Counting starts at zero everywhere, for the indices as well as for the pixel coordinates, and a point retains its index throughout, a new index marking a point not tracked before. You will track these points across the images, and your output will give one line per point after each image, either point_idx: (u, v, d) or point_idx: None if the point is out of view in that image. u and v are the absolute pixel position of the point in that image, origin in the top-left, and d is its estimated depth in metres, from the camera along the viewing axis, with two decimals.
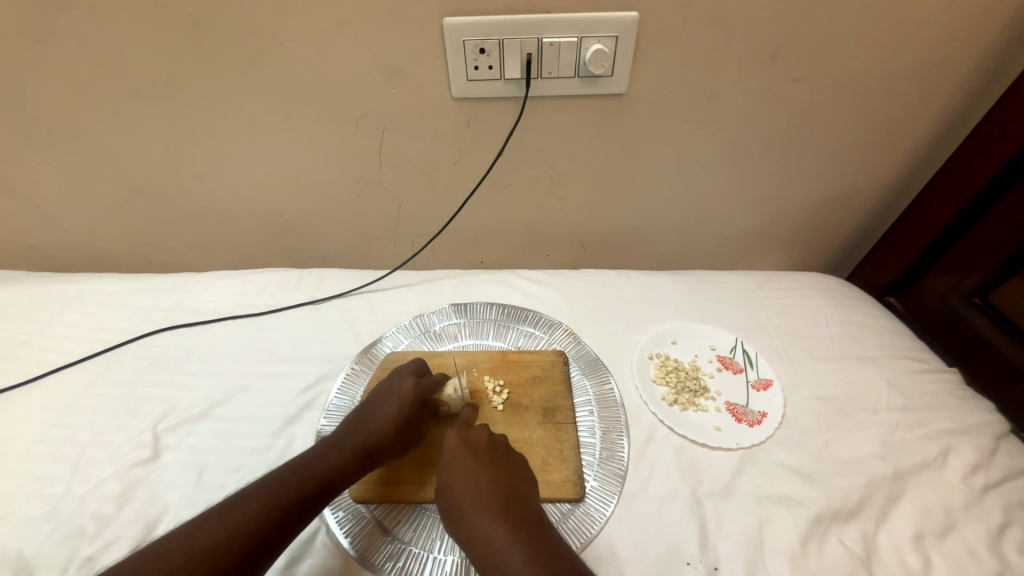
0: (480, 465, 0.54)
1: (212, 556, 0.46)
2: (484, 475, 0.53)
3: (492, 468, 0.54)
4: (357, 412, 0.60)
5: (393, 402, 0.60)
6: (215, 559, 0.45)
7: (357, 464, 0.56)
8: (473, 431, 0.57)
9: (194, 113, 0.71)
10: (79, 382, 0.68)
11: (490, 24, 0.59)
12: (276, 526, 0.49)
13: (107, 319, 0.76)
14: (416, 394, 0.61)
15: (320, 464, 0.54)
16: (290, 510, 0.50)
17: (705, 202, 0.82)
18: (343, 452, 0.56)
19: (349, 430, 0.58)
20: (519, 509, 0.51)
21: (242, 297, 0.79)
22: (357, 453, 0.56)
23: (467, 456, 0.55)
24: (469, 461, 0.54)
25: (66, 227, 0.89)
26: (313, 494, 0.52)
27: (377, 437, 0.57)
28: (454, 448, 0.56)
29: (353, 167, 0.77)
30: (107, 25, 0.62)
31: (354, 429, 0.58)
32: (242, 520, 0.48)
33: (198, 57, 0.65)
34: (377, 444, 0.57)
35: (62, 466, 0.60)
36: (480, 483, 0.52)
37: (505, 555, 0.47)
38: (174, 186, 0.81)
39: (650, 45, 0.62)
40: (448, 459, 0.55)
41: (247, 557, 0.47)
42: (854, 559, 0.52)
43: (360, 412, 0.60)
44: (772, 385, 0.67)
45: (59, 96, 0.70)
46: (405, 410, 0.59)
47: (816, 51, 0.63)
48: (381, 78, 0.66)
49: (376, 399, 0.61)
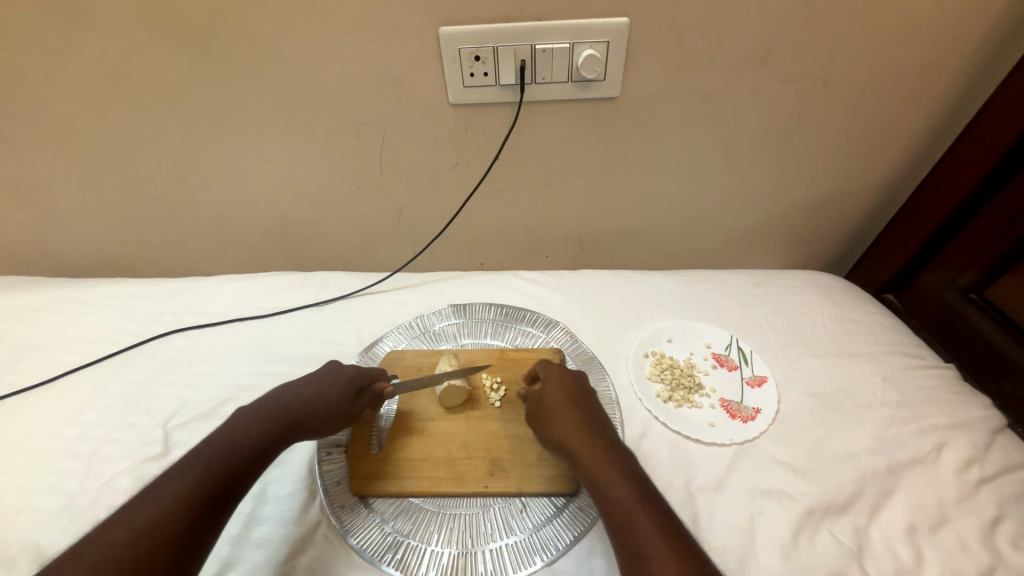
0: (561, 382, 0.62)
1: (146, 536, 0.43)
2: (563, 387, 0.61)
3: (568, 388, 0.61)
4: (286, 387, 0.60)
5: (324, 383, 0.60)
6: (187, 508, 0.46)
7: (282, 430, 0.56)
8: (580, 394, 0.60)
9: (201, 122, 0.74)
10: (94, 383, 0.71)
11: (485, 33, 0.61)
12: (229, 482, 0.49)
13: (119, 322, 0.79)
14: (357, 375, 0.62)
15: (240, 451, 0.52)
16: (227, 482, 0.49)
17: (700, 201, 0.83)
18: (269, 415, 0.56)
19: (277, 400, 0.58)
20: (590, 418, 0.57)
21: (248, 300, 0.82)
22: (283, 421, 0.56)
23: (556, 375, 0.63)
24: (557, 379, 0.62)
25: (82, 235, 0.92)
26: (239, 479, 0.51)
27: (308, 409, 0.58)
28: (558, 410, 0.58)
29: (355, 173, 0.79)
30: (120, 38, 0.65)
31: (281, 397, 0.59)
32: (174, 496, 0.46)
33: (206, 68, 0.67)
34: (308, 420, 0.58)
35: (79, 462, 0.62)
36: (562, 395, 0.60)
37: (580, 449, 0.54)
38: (183, 192, 0.84)
39: (640, 50, 0.64)
40: (552, 422, 0.57)
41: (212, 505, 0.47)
42: (843, 551, 0.52)
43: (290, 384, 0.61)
44: (766, 381, 0.68)
45: (75, 107, 0.73)
46: (335, 387, 0.60)
47: (805, 51, 0.64)
48: (381, 87, 0.68)
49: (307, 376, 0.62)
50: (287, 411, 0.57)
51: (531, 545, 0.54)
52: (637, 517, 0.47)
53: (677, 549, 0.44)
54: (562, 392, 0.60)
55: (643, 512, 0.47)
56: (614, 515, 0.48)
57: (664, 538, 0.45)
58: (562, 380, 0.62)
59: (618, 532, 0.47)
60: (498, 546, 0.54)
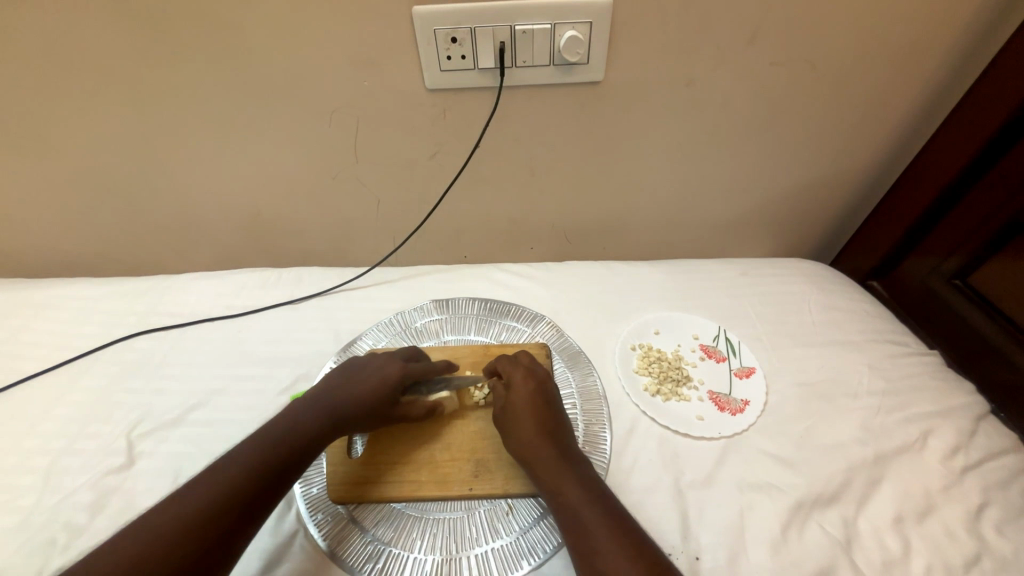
0: (526, 379, 0.59)
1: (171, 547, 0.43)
2: (528, 386, 0.58)
3: (535, 387, 0.58)
4: (328, 384, 0.57)
5: (372, 382, 0.57)
6: (213, 518, 0.45)
7: (327, 430, 0.54)
8: (547, 392, 0.58)
9: (159, 111, 0.69)
10: (49, 391, 0.67)
11: (461, 13, 0.58)
12: (262, 491, 0.48)
13: (79, 325, 0.75)
14: (402, 378, 0.59)
15: (259, 460, 0.50)
16: (260, 490, 0.48)
17: (686, 190, 0.81)
18: (314, 420, 0.54)
19: (322, 399, 0.56)
20: (552, 419, 0.56)
21: (218, 299, 0.78)
22: (327, 422, 0.54)
23: (521, 371, 0.60)
24: (521, 375, 0.60)
25: (38, 233, 0.87)
26: (267, 488, 0.49)
27: (352, 409, 0.55)
28: (521, 410, 0.56)
29: (328, 164, 0.75)
30: (63, 21, 0.60)
31: (325, 396, 0.56)
32: (204, 503, 0.46)
33: (160, 53, 0.62)
34: (352, 421, 0.55)
35: (34, 476, 0.58)
36: (526, 393, 0.58)
37: (539, 451, 0.53)
38: (144, 186, 0.79)
39: (624, 32, 0.61)
40: (514, 421, 0.56)
41: (243, 512, 0.47)
42: (833, 544, 0.51)
43: (333, 380, 0.58)
44: (755, 372, 0.67)
45: (18, 96, 0.67)
46: (381, 387, 0.57)
47: (794, 33, 0.62)
48: (352, 71, 0.64)
49: (351, 372, 0.59)
50: (331, 413, 0.55)
51: (517, 549, 0.53)
52: (587, 514, 0.48)
53: (635, 553, 0.45)
54: (527, 391, 0.58)
55: (607, 516, 0.48)
56: (573, 519, 0.48)
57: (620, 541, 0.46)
58: (528, 378, 0.59)
59: (576, 537, 0.47)
60: (484, 550, 0.53)
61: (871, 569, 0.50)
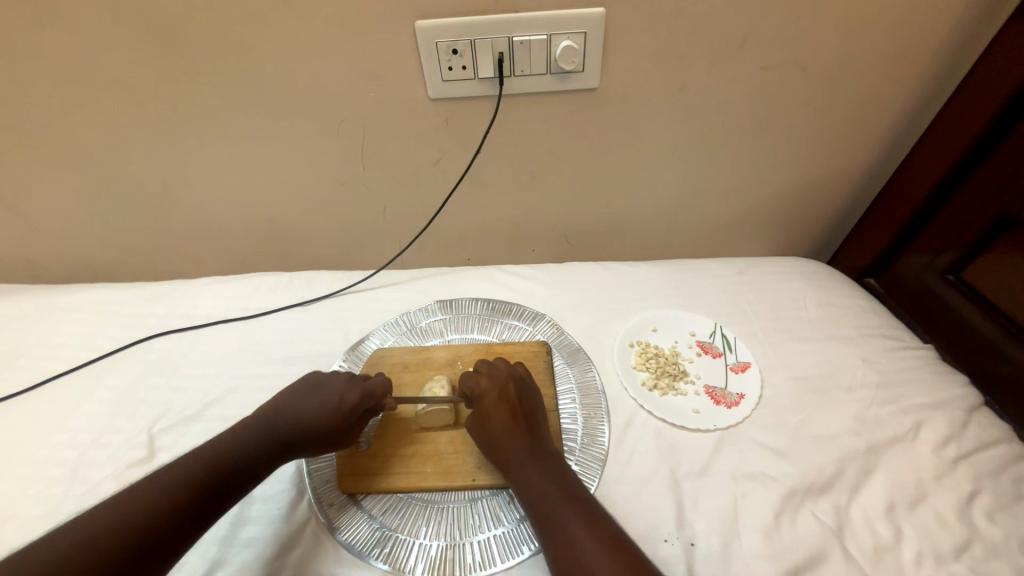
0: (492, 385, 0.60)
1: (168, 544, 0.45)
2: (492, 392, 0.59)
3: (500, 393, 0.59)
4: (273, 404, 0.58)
5: (313, 405, 0.57)
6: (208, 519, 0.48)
7: (274, 449, 0.55)
8: (511, 397, 0.59)
9: (178, 123, 0.73)
10: (76, 389, 0.70)
11: (461, 26, 0.61)
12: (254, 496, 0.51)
13: (102, 327, 0.78)
14: (348, 401, 0.58)
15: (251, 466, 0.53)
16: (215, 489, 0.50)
17: (682, 191, 0.83)
18: (255, 438, 0.55)
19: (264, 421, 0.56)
20: (519, 423, 0.57)
21: (234, 301, 0.81)
22: (268, 440, 0.55)
23: (486, 377, 0.61)
24: (487, 381, 0.60)
25: (63, 241, 0.91)
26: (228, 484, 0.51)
27: (296, 430, 0.56)
28: (487, 415, 0.57)
29: (337, 171, 0.79)
30: (90, 40, 0.64)
31: (270, 417, 0.57)
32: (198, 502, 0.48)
33: (179, 69, 0.67)
34: (296, 440, 0.56)
35: (62, 469, 0.61)
36: (491, 400, 0.58)
37: (509, 453, 0.55)
38: (163, 195, 0.83)
39: (617, 41, 0.64)
40: (483, 427, 0.57)
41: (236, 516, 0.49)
42: (825, 530, 0.53)
43: (286, 400, 0.58)
44: (750, 367, 0.69)
45: (48, 112, 0.71)
46: (323, 409, 0.57)
47: (780, 38, 0.64)
48: (359, 82, 0.68)
49: (308, 388, 0.59)
50: (272, 434, 0.55)
51: (518, 535, 0.55)
52: (563, 510, 0.49)
53: (611, 547, 0.46)
54: (491, 397, 0.59)
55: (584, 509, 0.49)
56: (547, 518, 0.50)
57: (592, 539, 0.47)
58: (491, 385, 0.60)
59: (549, 535, 0.49)
60: (486, 537, 0.55)
61: (863, 555, 0.51)
